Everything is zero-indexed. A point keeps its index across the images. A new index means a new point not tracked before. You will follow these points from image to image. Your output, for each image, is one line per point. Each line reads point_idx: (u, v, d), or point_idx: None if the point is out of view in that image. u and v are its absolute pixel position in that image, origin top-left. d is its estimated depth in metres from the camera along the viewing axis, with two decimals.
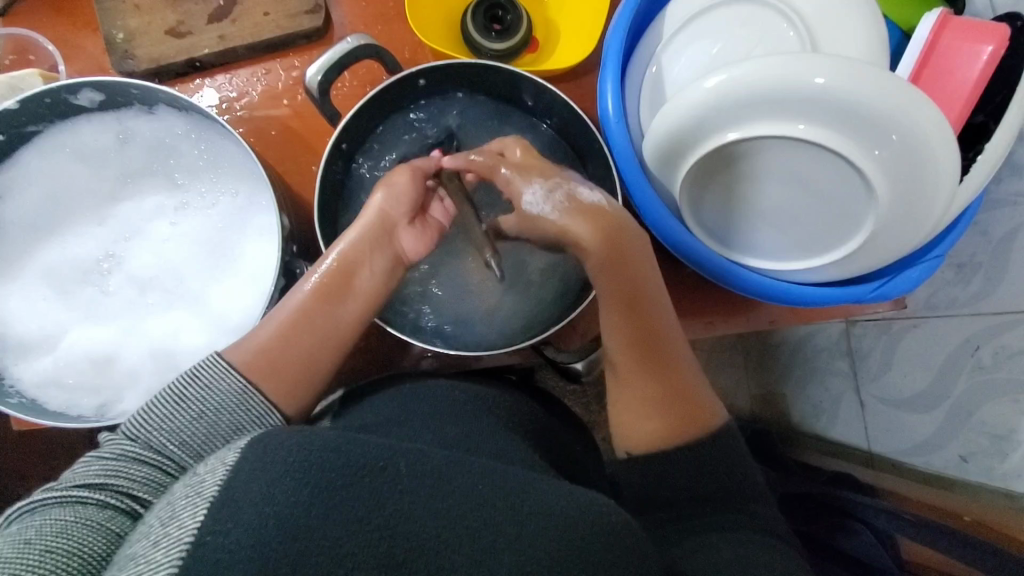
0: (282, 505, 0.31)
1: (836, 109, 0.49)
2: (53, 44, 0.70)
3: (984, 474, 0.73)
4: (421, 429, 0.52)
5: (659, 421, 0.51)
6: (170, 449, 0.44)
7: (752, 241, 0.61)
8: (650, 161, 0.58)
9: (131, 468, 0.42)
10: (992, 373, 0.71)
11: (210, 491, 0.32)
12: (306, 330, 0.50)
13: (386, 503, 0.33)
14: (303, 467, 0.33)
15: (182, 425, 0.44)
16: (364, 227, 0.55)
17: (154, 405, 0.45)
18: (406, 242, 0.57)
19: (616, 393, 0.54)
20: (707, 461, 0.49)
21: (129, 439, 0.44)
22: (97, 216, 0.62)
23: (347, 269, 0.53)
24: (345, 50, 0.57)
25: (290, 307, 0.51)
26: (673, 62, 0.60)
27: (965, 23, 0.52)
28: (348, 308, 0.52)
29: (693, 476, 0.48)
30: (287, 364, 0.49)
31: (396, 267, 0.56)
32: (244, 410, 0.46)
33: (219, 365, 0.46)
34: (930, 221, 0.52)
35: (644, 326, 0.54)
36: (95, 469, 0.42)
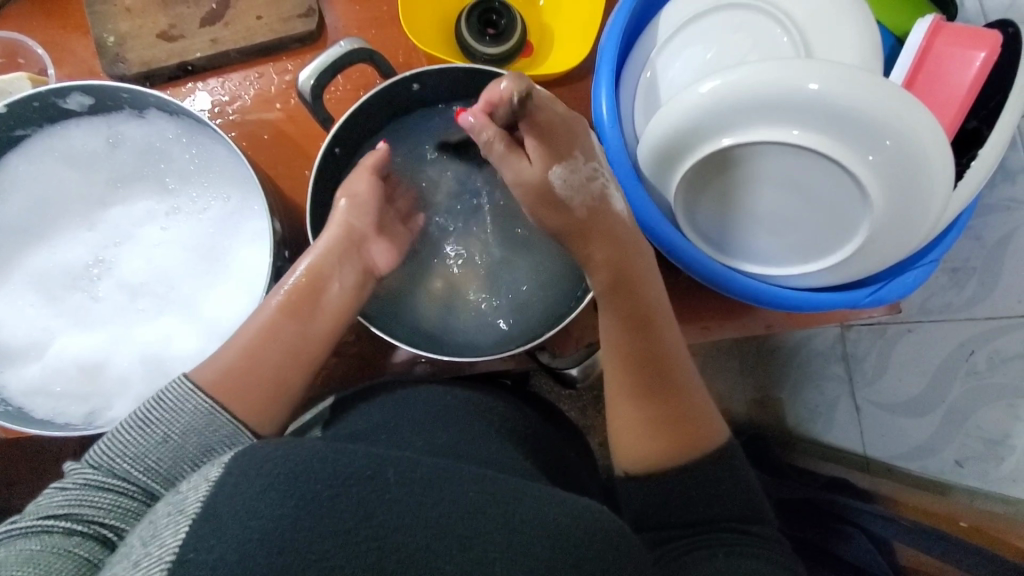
0: (265, 519, 0.31)
1: (829, 114, 0.49)
2: (43, 47, 0.69)
3: (982, 479, 0.74)
4: (413, 436, 0.52)
5: (659, 443, 0.50)
6: (136, 475, 0.43)
7: (749, 248, 0.61)
8: (645, 165, 0.58)
9: (95, 496, 0.41)
10: (988, 377, 0.72)
11: (193, 507, 0.32)
12: (274, 346, 0.50)
13: (375, 511, 0.32)
14: (289, 479, 0.32)
15: (148, 449, 0.43)
16: (332, 241, 0.56)
17: (121, 429, 0.44)
18: (375, 254, 0.59)
19: (614, 411, 0.53)
20: (707, 480, 0.48)
21: (92, 467, 0.43)
22: (86, 220, 0.62)
23: (316, 283, 0.54)
24: (338, 54, 0.57)
25: (262, 322, 0.51)
26: (667, 68, 0.60)
27: (957, 29, 0.52)
28: (320, 322, 0.53)
29: (693, 494, 0.48)
30: (255, 382, 0.48)
31: (365, 279, 0.58)
32: (211, 430, 0.45)
33: (184, 386, 0.45)
34: (925, 225, 0.52)
35: (647, 341, 0.52)
36: (58, 500, 0.41)
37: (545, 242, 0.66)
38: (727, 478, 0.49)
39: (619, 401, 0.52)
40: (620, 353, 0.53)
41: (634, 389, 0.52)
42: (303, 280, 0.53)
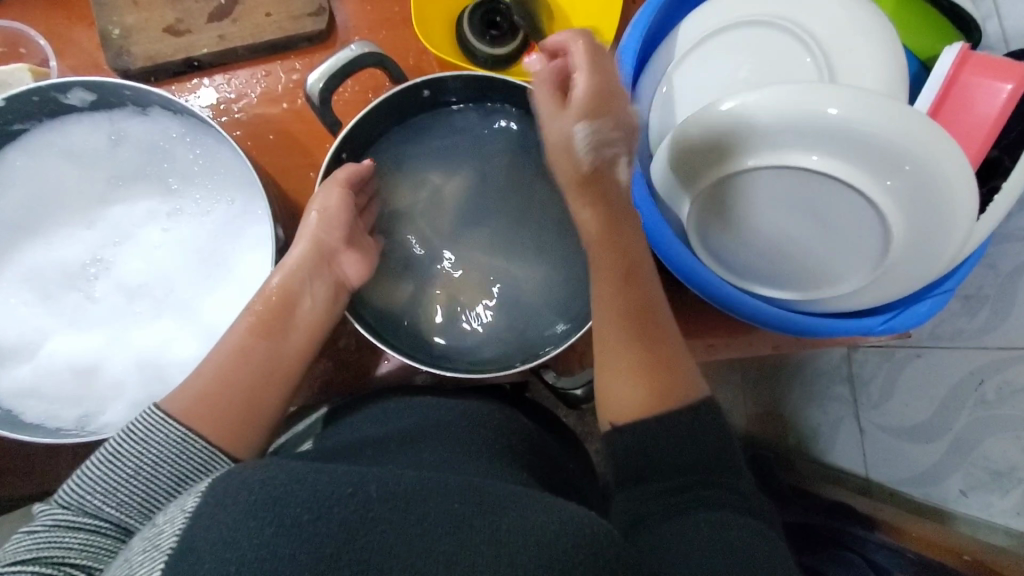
0: (244, 548, 0.31)
1: (849, 139, 0.48)
2: (45, 38, 0.68)
3: (985, 511, 0.75)
4: (404, 453, 0.51)
5: (638, 393, 0.47)
6: (108, 511, 0.43)
7: (764, 273, 0.59)
8: (659, 184, 0.57)
9: (64, 536, 0.41)
10: (994, 409, 0.73)
11: (167, 543, 0.33)
12: (244, 366, 0.49)
13: (358, 535, 0.32)
14: (268, 505, 0.33)
15: (120, 482, 0.43)
16: (302, 256, 0.55)
17: (91, 467, 0.44)
18: (346, 266, 0.57)
19: (602, 364, 0.50)
20: (679, 434, 0.46)
21: (62, 507, 0.43)
22: (85, 219, 0.60)
23: (288, 301, 0.53)
24: (348, 59, 0.55)
25: (231, 343, 0.50)
26: (684, 84, 0.59)
27: (985, 59, 0.51)
28: (292, 341, 0.52)
29: (662, 442, 0.46)
30: (226, 402, 0.47)
31: (339, 293, 0.56)
32: (185, 459, 0.45)
33: (154, 416, 0.45)
34: (948, 252, 0.51)
35: (638, 283, 0.50)
36: (25, 544, 0.40)
37: (552, 255, 0.65)
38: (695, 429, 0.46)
39: (611, 351, 0.49)
40: (615, 299, 0.50)
41: (625, 333, 0.49)
42: (272, 298, 0.52)
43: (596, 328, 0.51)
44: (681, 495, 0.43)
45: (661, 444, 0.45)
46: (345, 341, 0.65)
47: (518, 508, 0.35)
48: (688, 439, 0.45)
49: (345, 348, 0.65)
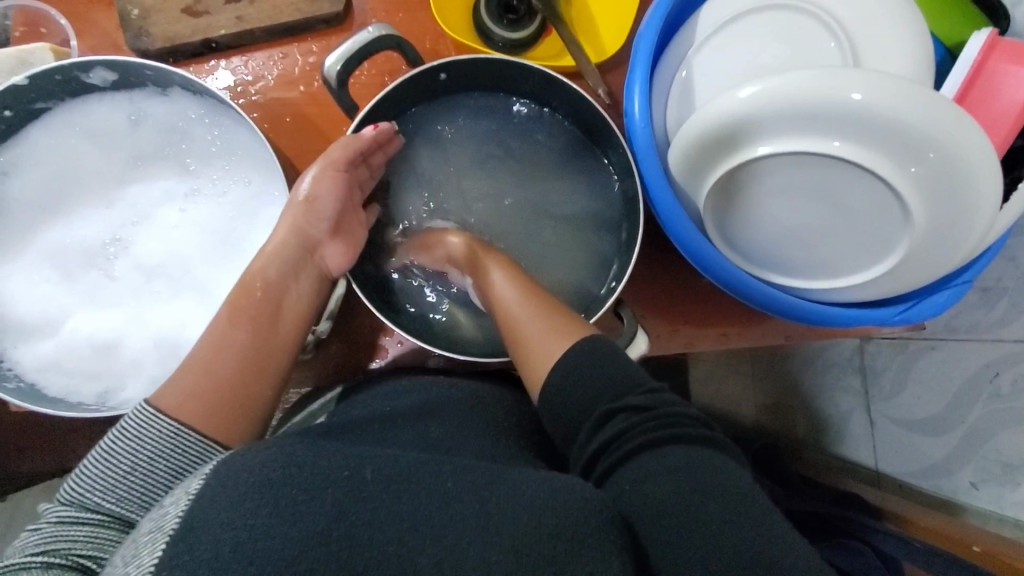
0: (241, 527, 0.32)
1: (873, 126, 0.47)
2: (66, 18, 0.68)
3: (995, 503, 0.74)
4: (413, 430, 0.51)
5: (527, 359, 0.53)
6: (108, 506, 0.44)
7: (779, 261, 0.59)
8: (676, 171, 0.56)
9: (70, 530, 0.42)
10: (1011, 402, 0.72)
11: (171, 524, 0.33)
12: (225, 357, 0.49)
13: (349, 512, 0.33)
14: (265, 484, 0.33)
15: (118, 479, 0.44)
16: (282, 250, 0.54)
17: (88, 463, 0.45)
18: (328, 256, 0.57)
19: (515, 354, 0.55)
20: (597, 373, 0.49)
21: (66, 504, 0.44)
22: (106, 198, 0.61)
23: (268, 294, 0.52)
24: (365, 41, 0.55)
25: (216, 337, 0.50)
26: (704, 69, 0.58)
27: (1016, 45, 0.49)
28: (273, 331, 0.51)
29: (590, 385, 0.48)
30: (210, 395, 0.47)
31: (323, 284, 0.57)
32: (178, 452, 0.45)
33: (144, 412, 0.45)
34: (968, 244, 0.50)
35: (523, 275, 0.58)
36: (32, 540, 0.41)
37: (564, 244, 0.66)
38: (608, 364, 0.49)
39: (516, 338, 0.54)
40: (506, 293, 0.56)
41: (520, 314, 0.54)
42: (257, 292, 0.52)
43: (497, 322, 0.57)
44: (628, 436, 0.44)
45: (582, 396, 0.48)
46: (358, 322, 0.65)
47: (515, 488, 0.36)
48: (603, 381, 0.48)
49: (359, 330, 0.66)
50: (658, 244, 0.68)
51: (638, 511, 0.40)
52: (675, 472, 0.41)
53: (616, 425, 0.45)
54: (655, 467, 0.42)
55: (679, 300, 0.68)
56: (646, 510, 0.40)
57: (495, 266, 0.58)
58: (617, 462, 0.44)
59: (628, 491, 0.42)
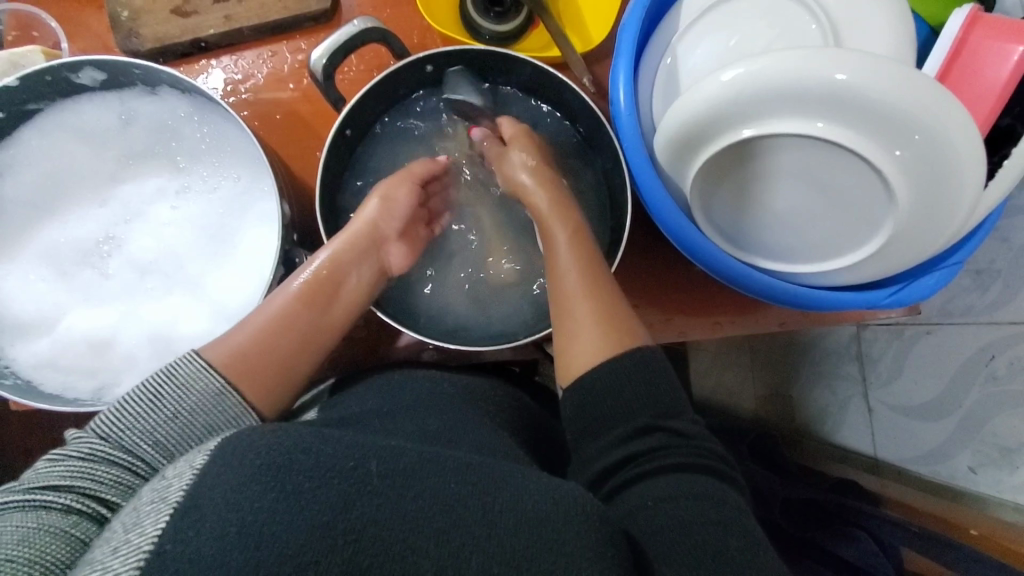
0: (246, 512, 0.31)
1: (857, 107, 0.47)
2: (57, 21, 0.69)
3: (994, 487, 0.75)
4: (409, 419, 0.51)
5: (581, 341, 0.50)
6: (143, 449, 0.43)
7: (767, 244, 0.59)
8: (663, 158, 0.56)
9: (97, 469, 0.41)
10: (1005, 385, 0.73)
11: (174, 496, 0.32)
12: (286, 331, 0.50)
13: (355, 505, 0.33)
14: (271, 470, 0.33)
15: (155, 425, 0.43)
16: (354, 237, 0.57)
17: (128, 401, 0.43)
18: (392, 256, 0.59)
19: (559, 332, 0.52)
20: (631, 390, 0.46)
21: (100, 438, 0.42)
22: (99, 197, 0.62)
23: (335, 277, 0.54)
24: (350, 34, 0.55)
25: (277, 308, 0.51)
26: (688, 55, 0.58)
27: (996, 21, 0.50)
28: (331, 314, 0.53)
29: (621, 401, 0.46)
30: (265, 365, 0.48)
31: (380, 279, 0.58)
32: (218, 410, 0.45)
33: (196, 363, 0.45)
34: (954, 225, 0.50)
35: (594, 257, 0.55)
36: (59, 470, 0.40)
37: None
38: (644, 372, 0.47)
39: (564, 315, 0.52)
40: (567, 266, 0.54)
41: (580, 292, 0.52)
42: (322, 273, 0.54)
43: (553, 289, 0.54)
44: (649, 460, 0.43)
45: (614, 393, 0.46)
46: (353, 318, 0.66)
47: (515, 487, 0.36)
48: (648, 393, 0.46)
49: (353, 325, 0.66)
50: (649, 232, 0.68)
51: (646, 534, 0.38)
52: (689, 502, 0.40)
53: (651, 442, 0.43)
54: (681, 491, 0.40)
55: (671, 289, 0.68)
56: (655, 531, 0.38)
57: (563, 234, 0.56)
58: (633, 479, 0.42)
59: (638, 513, 0.40)
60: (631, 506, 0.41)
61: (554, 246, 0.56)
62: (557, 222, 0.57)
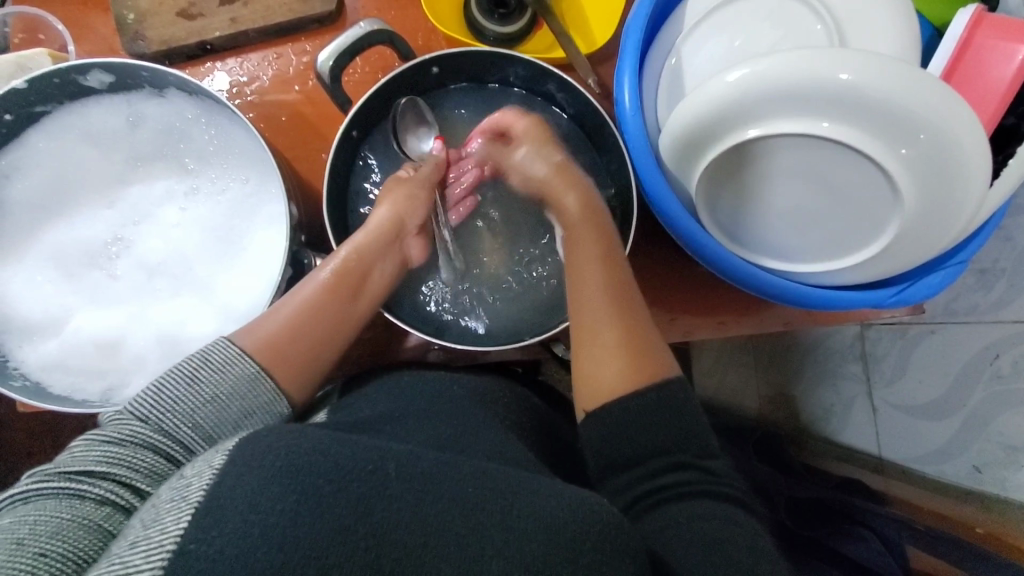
0: (266, 513, 0.31)
1: (862, 107, 0.47)
2: (64, 24, 0.69)
3: (999, 487, 0.74)
4: (421, 425, 0.50)
5: (608, 364, 0.49)
6: (181, 432, 0.43)
7: (772, 244, 0.59)
8: (668, 159, 0.57)
9: (134, 455, 0.41)
10: (1011, 383, 0.72)
11: (194, 496, 0.32)
12: (317, 319, 0.52)
13: (374, 510, 0.33)
14: (294, 471, 0.33)
15: (194, 407, 0.44)
16: (379, 229, 0.59)
17: (166, 381, 0.44)
18: (411, 248, 0.63)
19: (579, 349, 0.51)
20: (660, 418, 0.46)
21: (137, 419, 0.43)
22: (106, 198, 0.62)
23: (361, 268, 0.57)
24: (357, 36, 0.56)
25: (308, 296, 0.53)
26: (693, 56, 0.59)
27: (1000, 20, 0.50)
28: (358, 306, 0.55)
29: (648, 425, 0.46)
30: (297, 351, 0.50)
31: (400, 270, 0.61)
32: (252, 395, 0.46)
33: (231, 349, 0.46)
34: (959, 224, 0.50)
35: (621, 271, 0.54)
36: (95, 454, 0.41)
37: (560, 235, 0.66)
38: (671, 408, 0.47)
39: (583, 321, 0.52)
40: (592, 284, 0.53)
41: (602, 301, 0.52)
42: (350, 261, 0.56)
43: (576, 306, 0.53)
44: (679, 484, 0.43)
45: (642, 421, 0.46)
46: None
47: (528, 492, 0.35)
48: (676, 419, 0.46)
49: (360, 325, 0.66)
50: (655, 233, 0.69)
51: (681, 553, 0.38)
52: (716, 521, 0.41)
53: (683, 476, 0.44)
54: (707, 511, 0.41)
55: (677, 289, 0.69)
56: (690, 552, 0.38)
57: (591, 247, 0.55)
58: (661, 501, 0.43)
59: (669, 532, 0.40)
60: (661, 530, 0.40)
61: (574, 248, 0.56)
62: (585, 229, 0.57)
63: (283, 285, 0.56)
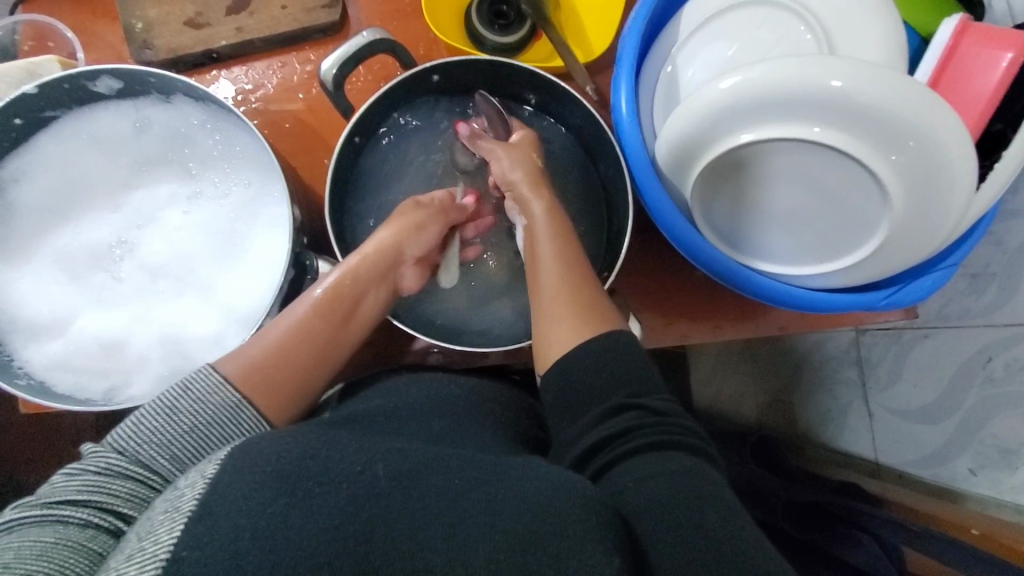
0: (258, 518, 0.32)
1: (853, 113, 0.48)
2: (73, 32, 0.71)
3: (995, 488, 0.74)
4: (420, 422, 0.52)
5: (566, 329, 0.52)
6: (158, 462, 0.44)
7: (765, 248, 0.61)
8: (663, 161, 0.58)
9: (113, 483, 0.42)
10: (1004, 386, 0.72)
11: (187, 506, 0.33)
12: (303, 343, 0.53)
13: (363, 510, 0.33)
14: (282, 475, 0.33)
15: (174, 437, 0.44)
16: (376, 256, 0.59)
17: (145, 415, 0.44)
18: (406, 277, 0.62)
19: (539, 317, 0.55)
20: (603, 367, 0.49)
21: (116, 452, 0.43)
22: (112, 202, 0.63)
23: (350, 295, 0.57)
24: (361, 45, 0.57)
25: (297, 320, 0.54)
26: (688, 64, 0.60)
27: (985, 29, 0.51)
28: (344, 333, 0.56)
29: (595, 379, 0.49)
30: (280, 379, 0.50)
31: (392, 296, 0.62)
32: (234, 423, 0.46)
33: (212, 378, 0.46)
34: (946, 228, 0.52)
35: (571, 250, 0.58)
36: (73, 485, 0.41)
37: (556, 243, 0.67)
38: (619, 352, 0.50)
39: (545, 298, 0.55)
40: (550, 265, 0.57)
41: (558, 280, 0.56)
42: (342, 287, 0.57)
43: (541, 276, 0.57)
44: (634, 436, 0.44)
45: (590, 372, 0.49)
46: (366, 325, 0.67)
47: (519, 478, 0.36)
48: (620, 372, 0.48)
49: None
50: (652, 239, 0.70)
51: (639, 509, 0.39)
52: (672, 471, 0.41)
53: (628, 420, 0.45)
54: (667, 466, 0.41)
55: (672, 293, 0.70)
56: (645, 507, 0.39)
57: (547, 231, 0.59)
58: (618, 457, 0.43)
59: (627, 489, 0.40)
60: (614, 488, 0.41)
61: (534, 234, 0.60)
62: (545, 220, 0.60)
63: (284, 288, 0.56)
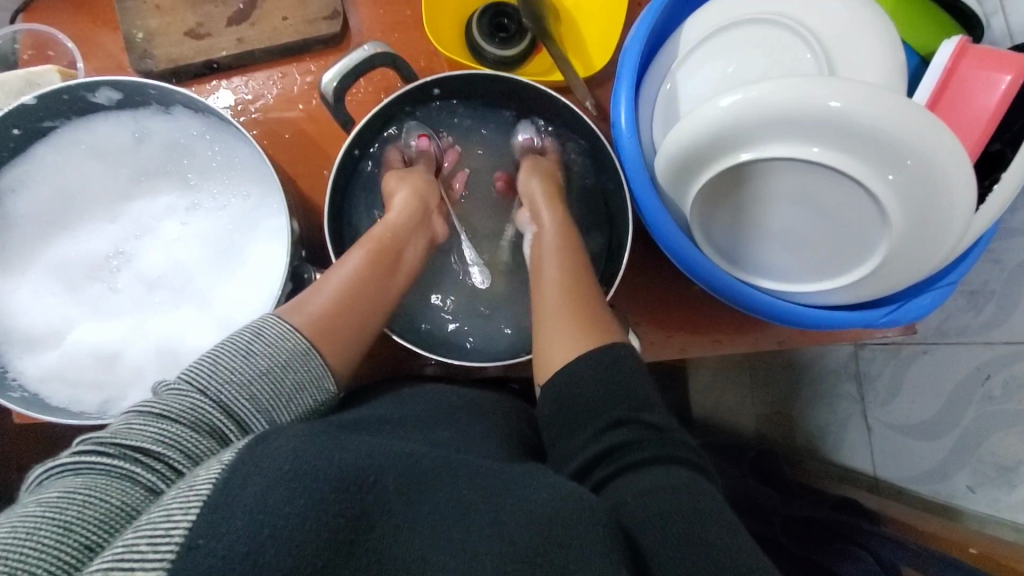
0: (272, 515, 0.30)
1: (852, 132, 0.48)
2: (73, 41, 0.71)
3: (993, 505, 0.74)
4: (422, 429, 0.51)
5: (567, 338, 0.52)
6: (239, 407, 0.42)
7: (764, 264, 0.61)
8: (663, 179, 0.58)
9: (188, 435, 0.40)
10: (1004, 404, 0.72)
11: (202, 488, 0.31)
12: (360, 294, 0.54)
13: (375, 524, 0.33)
14: (293, 476, 0.32)
15: (252, 379, 0.43)
16: (409, 210, 0.63)
17: (222, 354, 0.43)
18: (436, 224, 0.66)
19: (538, 328, 0.55)
20: (604, 386, 0.47)
21: (196, 391, 0.41)
22: (111, 213, 0.63)
23: (395, 246, 0.60)
24: (361, 58, 0.57)
25: (351, 272, 0.55)
26: (687, 81, 0.61)
27: (984, 51, 0.52)
28: (393, 284, 0.58)
29: (599, 395, 0.47)
30: (341, 328, 0.51)
31: (430, 247, 0.65)
32: (304, 369, 0.46)
33: (284, 327, 0.47)
34: (944, 249, 0.52)
35: (578, 259, 0.60)
36: (148, 431, 0.39)
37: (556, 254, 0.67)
38: (617, 366, 0.49)
39: (546, 307, 0.56)
40: (555, 274, 0.58)
41: (560, 286, 0.57)
42: (385, 239, 0.59)
43: (544, 286, 0.58)
44: (633, 451, 0.43)
45: (591, 391, 0.48)
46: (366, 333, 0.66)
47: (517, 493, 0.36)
48: (618, 389, 0.47)
49: None
50: (652, 252, 0.70)
51: (639, 522, 0.38)
52: (673, 485, 0.40)
53: (625, 433, 0.45)
54: (668, 481, 0.41)
55: (671, 307, 0.69)
56: (645, 520, 0.38)
57: (557, 243, 0.61)
58: (616, 472, 0.43)
59: (627, 504, 0.40)
60: (614, 501, 0.40)
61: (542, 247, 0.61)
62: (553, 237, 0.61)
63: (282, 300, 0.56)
